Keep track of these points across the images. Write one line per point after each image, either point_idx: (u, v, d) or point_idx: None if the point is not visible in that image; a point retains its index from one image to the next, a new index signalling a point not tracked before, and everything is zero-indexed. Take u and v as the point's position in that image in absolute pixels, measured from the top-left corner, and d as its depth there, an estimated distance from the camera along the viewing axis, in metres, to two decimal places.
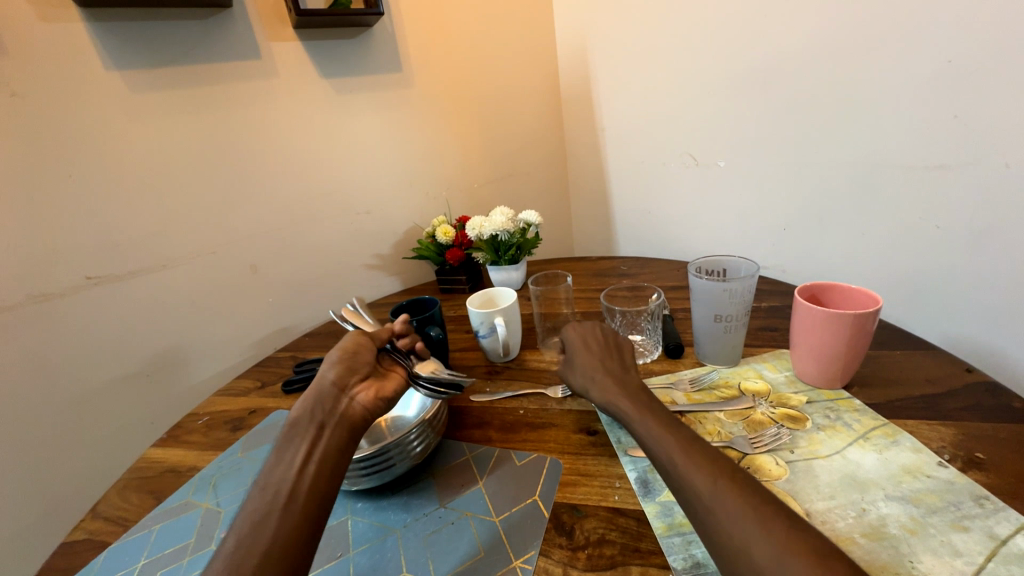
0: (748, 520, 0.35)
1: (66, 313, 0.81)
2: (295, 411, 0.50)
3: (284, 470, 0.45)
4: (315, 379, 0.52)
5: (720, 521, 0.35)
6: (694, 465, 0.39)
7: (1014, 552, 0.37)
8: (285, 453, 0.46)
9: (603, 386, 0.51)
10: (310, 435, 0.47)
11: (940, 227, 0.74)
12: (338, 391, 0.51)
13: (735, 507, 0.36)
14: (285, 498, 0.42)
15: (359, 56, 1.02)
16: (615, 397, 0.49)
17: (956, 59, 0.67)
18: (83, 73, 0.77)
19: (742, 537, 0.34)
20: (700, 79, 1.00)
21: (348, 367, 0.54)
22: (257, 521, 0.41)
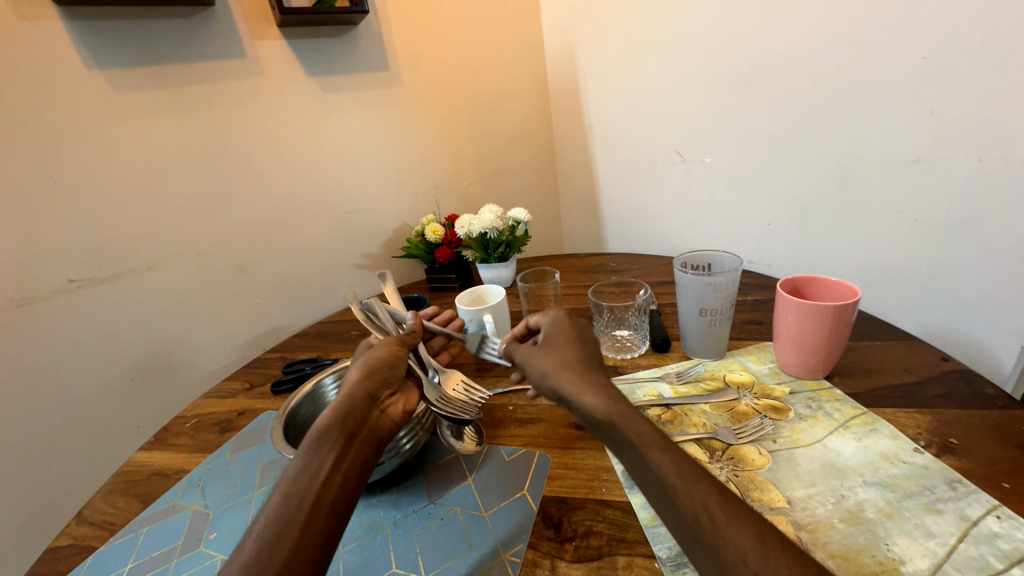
0: (743, 540, 0.33)
1: (48, 316, 0.79)
2: (326, 417, 0.48)
3: (309, 477, 0.43)
4: (347, 387, 0.51)
5: (715, 537, 0.34)
6: (689, 477, 0.37)
7: (985, 533, 0.39)
8: (313, 459, 0.44)
9: (568, 381, 0.46)
10: (341, 443, 0.46)
11: (918, 221, 0.76)
12: (371, 402, 0.51)
13: (729, 523, 0.34)
14: (310, 505, 0.41)
15: (345, 54, 1.02)
16: (586, 393, 0.44)
17: (932, 56, 0.68)
18: (61, 72, 0.75)
19: (737, 554, 0.33)
20: (686, 76, 1.00)
21: (382, 378, 0.53)
22: (280, 529, 0.39)
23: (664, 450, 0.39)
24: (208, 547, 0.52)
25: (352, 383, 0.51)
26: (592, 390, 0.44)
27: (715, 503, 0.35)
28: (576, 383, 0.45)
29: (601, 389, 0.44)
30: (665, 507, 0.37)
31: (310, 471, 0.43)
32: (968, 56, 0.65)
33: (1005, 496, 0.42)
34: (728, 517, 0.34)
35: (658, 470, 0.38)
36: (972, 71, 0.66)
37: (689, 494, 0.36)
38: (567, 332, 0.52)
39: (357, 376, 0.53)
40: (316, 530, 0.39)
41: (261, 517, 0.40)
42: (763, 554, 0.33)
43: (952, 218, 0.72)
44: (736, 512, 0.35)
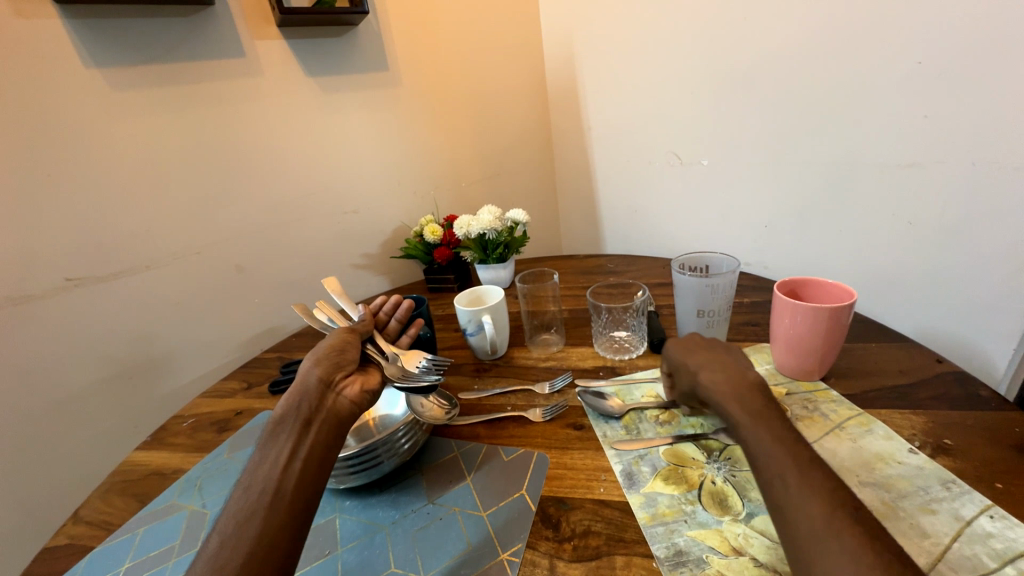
0: (814, 508, 0.35)
1: (46, 315, 0.79)
2: (281, 407, 0.49)
3: (269, 470, 0.44)
4: (300, 376, 0.51)
5: (788, 501, 0.36)
6: (775, 451, 0.39)
7: (978, 533, 0.39)
8: (271, 452, 0.45)
9: (693, 366, 0.50)
10: (296, 432, 0.47)
11: (912, 224, 0.77)
12: (325, 387, 0.51)
13: (804, 493, 0.36)
14: (269, 497, 0.42)
15: (344, 54, 1.02)
16: (705, 375, 0.48)
17: (926, 61, 0.69)
18: (60, 71, 0.75)
19: (802, 517, 0.35)
20: (684, 79, 1.01)
21: (334, 362, 0.53)
22: (241, 521, 0.40)
23: (758, 425, 0.42)
24: None
25: (304, 372, 0.51)
26: (713, 370, 0.48)
27: (794, 474, 0.37)
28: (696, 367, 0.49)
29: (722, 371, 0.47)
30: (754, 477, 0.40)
31: (269, 463, 0.44)
32: (964, 62, 0.66)
33: (998, 496, 0.42)
34: (804, 488, 0.36)
35: (752, 443, 0.41)
36: (968, 77, 0.66)
37: (772, 466, 0.39)
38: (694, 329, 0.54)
39: (309, 364, 0.53)
40: (275, 521, 0.40)
41: (226, 511, 0.42)
42: (829, 522, 0.34)
43: (947, 222, 0.73)
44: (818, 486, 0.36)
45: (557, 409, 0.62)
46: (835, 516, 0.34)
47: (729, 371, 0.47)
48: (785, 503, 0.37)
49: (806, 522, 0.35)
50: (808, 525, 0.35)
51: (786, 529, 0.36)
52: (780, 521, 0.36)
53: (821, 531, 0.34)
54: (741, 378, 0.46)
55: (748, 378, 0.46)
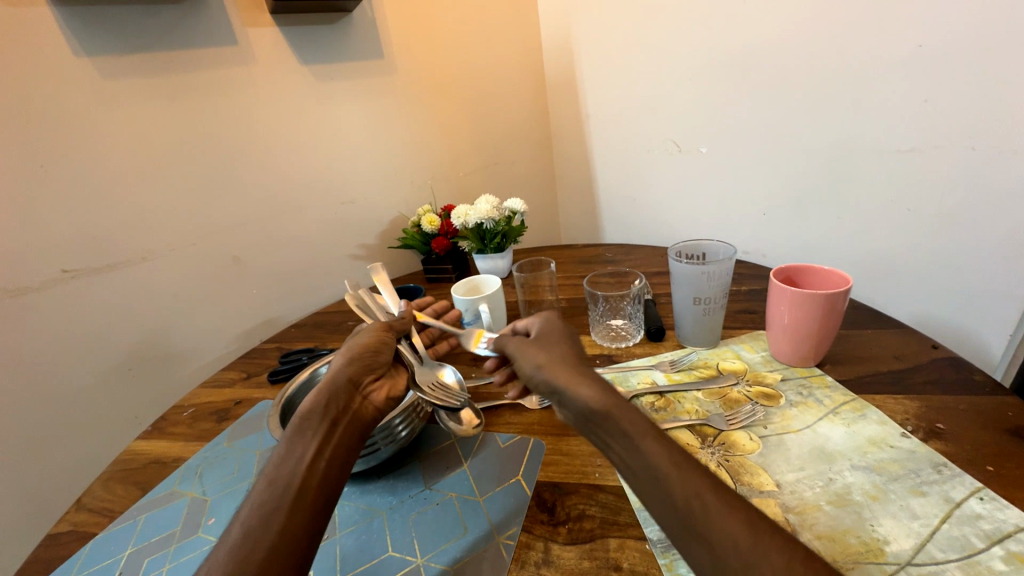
0: (738, 531, 0.32)
1: (44, 306, 0.79)
2: (310, 402, 0.48)
3: (294, 464, 0.43)
4: (330, 373, 0.51)
5: (708, 524, 0.33)
6: (680, 467, 0.36)
7: (967, 514, 0.39)
8: (296, 447, 0.44)
9: (558, 374, 0.44)
10: (323, 429, 0.46)
11: (911, 210, 0.76)
12: (354, 388, 0.51)
13: (721, 513, 0.33)
14: (294, 492, 0.41)
15: (338, 42, 1.00)
16: (577, 384, 0.42)
17: (927, 45, 0.68)
18: (50, 60, 0.74)
19: (728, 542, 0.32)
20: (682, 65, 0.99)
21: (366, 364, 0.54)
22: (265, 515, 0.39)
23: (653, 439, 0.38)
24: (207, 533, 0.53)
25: (337, 370, 0.51)
26: (578, 380, 0.42)
27: (707, 491, 0.34)
28: (563, 376, 0.43)
29: (595, 381, 0.42)
30: (657, 502, 0.36)
31: (295, 458, 0.43)
32: (965, 45, 0.65)
33: (989, 479, 0.43)
34: (719, 506, 0.34)
35: (651, 458, 0.37)
36: (969, 60, 0.65)
37: (680, 484, 0.35)
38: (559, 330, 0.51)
39: (341, 362, 0.53)
40: (300, 517, 0.40)
41: (247, 502, 0.41)
42: (755, 540, 0.32)
43: (945, 208, 0.73)
44: (731, 505, 0.34)
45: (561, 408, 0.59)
46: (759, 534, 0.32)
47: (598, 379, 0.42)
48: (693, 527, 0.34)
49: (734, 547, 0.32)
50: (735, 546, 0.32)
51: (715, 558, 0.32)
52: (706, 550, 0.33)
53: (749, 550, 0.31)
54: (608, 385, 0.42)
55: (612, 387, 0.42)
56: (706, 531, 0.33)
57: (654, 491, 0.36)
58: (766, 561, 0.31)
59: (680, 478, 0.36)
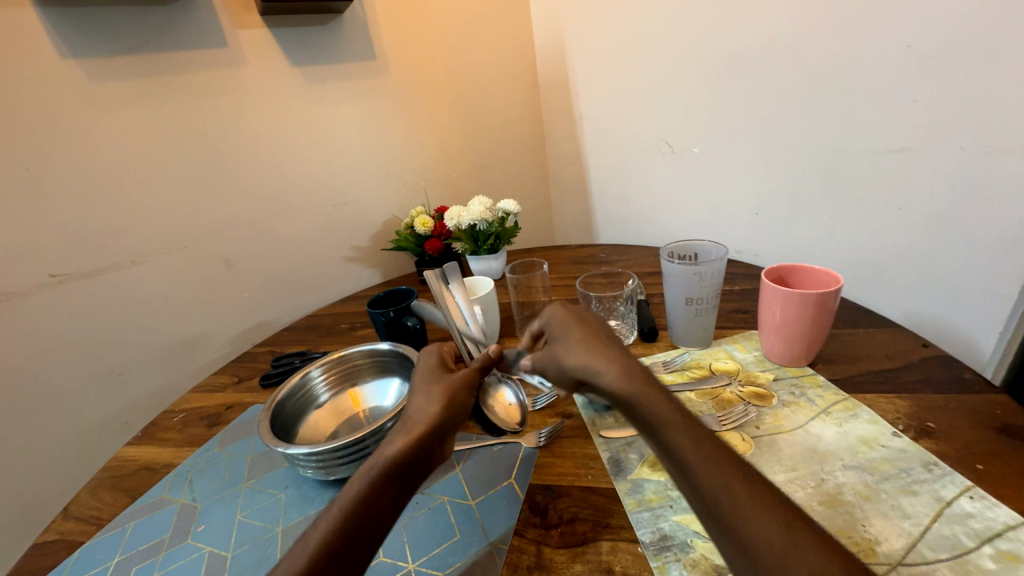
0: (769, 525, 0.32)
1: (30, 312, 0.78)
2: (400, 446, 0.43)
3: (366, 515, 0.39)
4: (424, 413, 0.46)
5: (739, 519, 0.32)
6: (707, 455, 0.35)
7: (958, 513, 0.40)
8: (371, 498, 0.40)
9: (583, 360, 0.44)
10: (400, 485, 0.42)
11: (900, 209, 0.77)
12: (441, 440, 0.46)
13: (750, 506, 0.33)
14: (360, 543, 0.38)
15: (329, 43, 1.00)
16: (601, 367, 0.42)
17: (915, 45, 0.68)
18: (35, 63, 0.73)
19: (757, 533, 0.32)
20: (674, 65, 0.99)
21: (460, 418, 0.48)
22: (329, 564, 0.36)
23: (684, 425, 0.38)
24: (197, 540, 0.52)
25: (431, 414, 0.46)
26: (603, 361, 0.43)
27: (737, 483, 0.34)
28: (588, 361, 0.43)
29: (617, 365, 0.42)
30: (687, 489, 0.35)
31: (368, 507, 0.39)
32: (955, 45, 0.65)
33: (979, 477, 0.43)
34: (749, 496, 0.33)
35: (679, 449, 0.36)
36: (958, 59, 0.66)
37: (708, 472, 0.35)
38: (569, 315, 0.49)
39: (437, 406, 0.46)
40: (359, 573, 0.37)
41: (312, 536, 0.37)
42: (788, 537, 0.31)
43: (934, 207, 0.73)
44: (766, 496, 0.33)
45: (552, 431, 0.56)
46: (794, 534, 0.31)
47: (624, 363, 0.42)
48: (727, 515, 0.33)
49: (764, 541, 0.31)
50: (767, 544, 0.31)
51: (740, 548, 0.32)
52: (732, 543, 0.32)
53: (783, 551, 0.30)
54: (632, 366, 0.43)
55: (646, 371, 0.42)
56: (733, 520, 0.32)
57: (682, 479, 0.36)
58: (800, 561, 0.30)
59: (706, 469, 0.35)
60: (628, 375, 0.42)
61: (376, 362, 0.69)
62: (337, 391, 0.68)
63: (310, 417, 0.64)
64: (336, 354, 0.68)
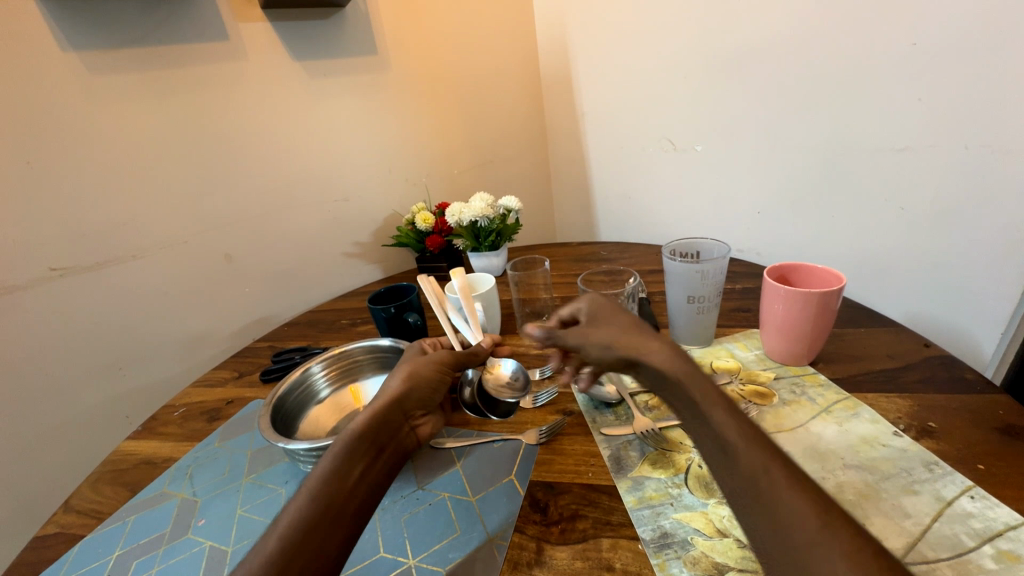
0: (806, 507, 0.31)
1: (30, 305, 0.78)
2: (363, 420, 0.47)
3: (337, 484, 0.42)
4: (384, 390, 0.51)
5: (777, 500, 0.32)
6: (749, 436, 0.35)
7: (959, 513, 0.40)
8: (342, 466, 0.43)
9: (630, 343, 0.45)
10: (369, 454, 0.45)
11: (903, 208, 0.77)
12: (405, 416, 0.51)
13: (787, 488, 0.32)
14: (337, 509, 0.40)
15: (330, 36, 0.99)
16: (652, 349, 0.43)
17: (921, 42, 0.68)
18: (33, 54, 0.73)
19: (793, 516, 0.31)
20: (677, 62, 0.99)
21: (420, 398, 0.53)
22: (306, 530, 0.38)
23: (729, 406, 0.37)
24: (197, 534, 0.52)
25: (392, 389, 0.52)
26: (652, 344, 0.43)
27: (776, 465, 0.33)
28: (634, 344, 0.44)
29: (665, 347, 0.42)
30: (722, 465, 0.36)
31: (339, 477, 0.42)
32: (963, 42, 0.65)
33: (980, 477, 0.43)
34: (789, 479, 0.33)
35: (719, 428, 0.36)
36: (965, 57, 0.65)
37: (749, 454, 0.34)
38: (607, 303, 0.51)
39: (400, 381, 0.53)
40: (337, 538, 0.39)
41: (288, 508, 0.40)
42: (824, 523, 0.30)
43: (939, 206, 0.73)
44: (801, 480, 0.33)
45: (552, 428, 0.56)
46: (830, 519, 0.31)
47: (673, 348, 0.42)
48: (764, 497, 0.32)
49: (799, 523, 0.31)
50: (801, 526, 0.31)
51: (770, 528, 0.32)
52: (768, 523, 0.32)
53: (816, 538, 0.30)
54: (683, 349, 0.42)
55: (689, 353, 0.41)
56: (769, 502, 0.32)
57: (718, 459, 0.36)
58: (833, 546, 0.29)
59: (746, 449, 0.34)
60: (678, 358, 0.41)
61: (377, 358, 0.69)
62: (337, 386, 0.68)
63: (311, 412, 0.64)
64: (337, 351, 0.68)
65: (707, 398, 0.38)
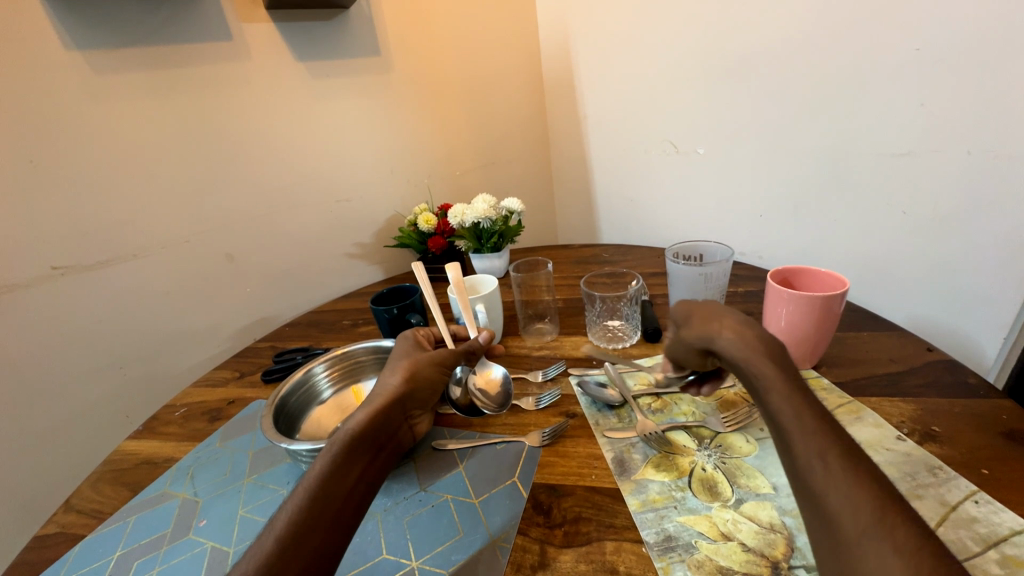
0: (858, 495, 0.33)
1: (31, 303, 0.78)
2: (364, 419, 0.48)
3: (336, 484, 0.42)
4: (384, 387, 0.52)
5: (828, 486, 0.34)
6: (808, 426, 0.37)
7: (963, 517, 0.40)
8: (342, 467, 0.44)
9: (704, 329, 0.46)
10: (367, 454, 0.46)
11: (906, 213, 0.77)
12: (403, 414, 0.52)
13: (842, 477, 0.34)
14: (333, 509, 0.41)
15: (334, 37, 0.99)
16: (721, 334, 0.45)
17: (924, 48, 0.68)
18: (38, 54, 0.73)
19: (847, 504, 0.33)
20: (681, 66, 0.99)
21: (419, 396, 0.54)
22: (301, 531, 0.39)
23: (791, 393, 0.39)
24: (198, 535, 0.52)
25: (391, 387, 0.52)
26: (721, 327, 0.45)
27: (833, 452, 0.35)
28: (706, 330, 0.46)
29: (736, 333, 0.44)
30: (783, 452, 0.38)
31: (336, 477, 0.43)
32: (965, 48, 0.65)
33: (984, 482, 0.43)
34: (843, 466, 0.34)
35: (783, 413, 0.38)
36: (966, 64, 0.66)
37: (806, 441, 0.36)
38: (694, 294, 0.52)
39: (398, 379, 0.53)
40: (333, 540, 0.40)
41: (286, 511, 0.40)
42: (877, 512, 0.32)
43: (942, 210, 0.73)
44: (857, 474, 0.34)
45: (555, 430, 0.56)
46: (882, 507, 0.32)
47: (741, 333, 0.44)
48: (816, 482, 0.34)
49: (850, 510, 0.32)
50: (853, 515, 0.32)
51: (821, 514, 0.33)
52: (819, 508, 0.34)
53: (869, 526, 0.31)
54: (754, 333, 0.44)
55: (763, 341, 0.43)
56: (820, 488, 0.34)
57: (781, 442, 0.38)
58: (885, 535, 0.31)
59: (805, 436, 0.36)
60: (745, 344, 0.43)
61: (379, 359, 0.69)
62: (340, 387, 0.67)
63: (312, 413, 0.64)
64: (339, 351, 0.67)
65: (772, 386, 0.40)
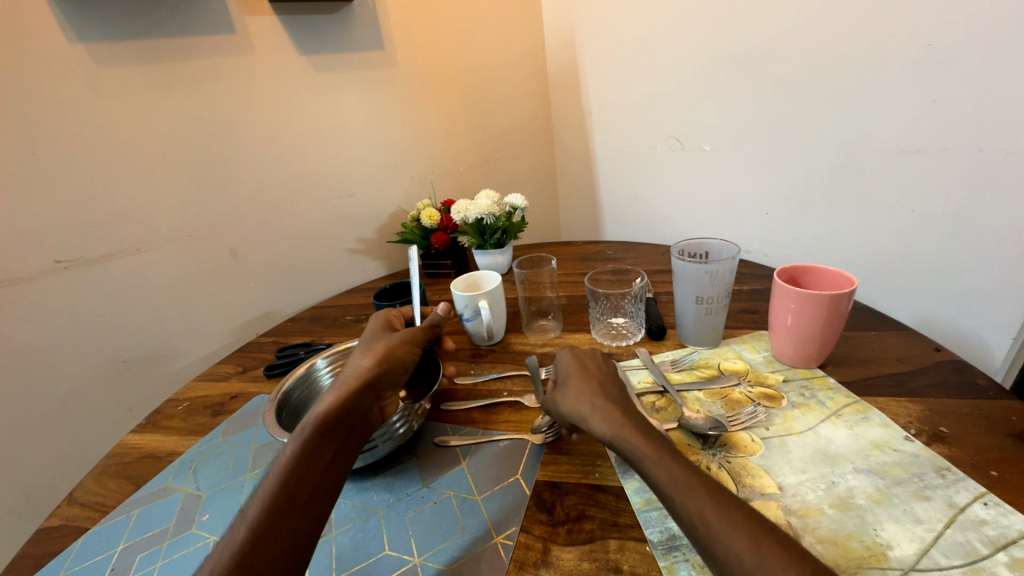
0: (738, 545, 0.34)
1: (34, 297, 0.78)
2: (333, 404, 0.48)
3: (307, 469, 0.44)
4: (352, 371, 0.52)
5: (714, 544, 0.35)
6: (683, 486, 0.38)
7: (971, 520, 0.39)
8: (312, 452, 0.45)
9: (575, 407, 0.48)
10: (339, 437, 0.47)
11: (914, 211, 0.76)
12: (376, 396, 0.51)
13: (725, 529, 0.35)
14: (305, 496, 0.43)
15: (338, 30, 0.98)
16: (591, 416, 0.46)
17: (937, 43, 0.67)
18: (39, 44, 0.72)
19: (734, 557, 0.34)
20: (686, 61, 0.98)
21: (393, 378, 0.54)
22: (273, 518, 0.41)
23: (660, 457, 0.40)
24: (201, 529, 0.52)
25: (363, 369, 0.52)
26: (589, 404, 0.47)
27: (707, 507, 0.36)
28: (578, 407, 0.48)
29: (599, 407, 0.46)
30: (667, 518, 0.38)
31: (307, 464, 0.44)
32: (979, 44, 0.64)
33: (993, 484, 0.42)
34: (722, 521, 0.35)
35: (654, 478, 0.39)
36: (978, 61, 0.64)
37: (683, 500, 0.37)
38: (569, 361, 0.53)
39: (369, 363, 0.52)
40: (308, 523, 0.42)
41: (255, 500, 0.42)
42: (758, 555, 0.33)
43: (951, 210, 0.72)
44: (734, 519, 0.35)
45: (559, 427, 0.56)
46: (764, 553, 0.33)
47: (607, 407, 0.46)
48: (706, 542, 0.35)
49: (739, 566, 0.33)
50: (741, 562, 0.33)
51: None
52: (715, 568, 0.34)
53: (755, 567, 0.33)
54: (616, 408, 0.46)
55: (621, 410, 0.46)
56: (713, 548, 0.35)
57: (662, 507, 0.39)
58: None
59: (681, 496, 0.38)
60: (610, 417, 0.45)
61: None
62: None
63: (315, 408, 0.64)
64: (341, 347, 0.67)
65: (642, 454, 0.41)
